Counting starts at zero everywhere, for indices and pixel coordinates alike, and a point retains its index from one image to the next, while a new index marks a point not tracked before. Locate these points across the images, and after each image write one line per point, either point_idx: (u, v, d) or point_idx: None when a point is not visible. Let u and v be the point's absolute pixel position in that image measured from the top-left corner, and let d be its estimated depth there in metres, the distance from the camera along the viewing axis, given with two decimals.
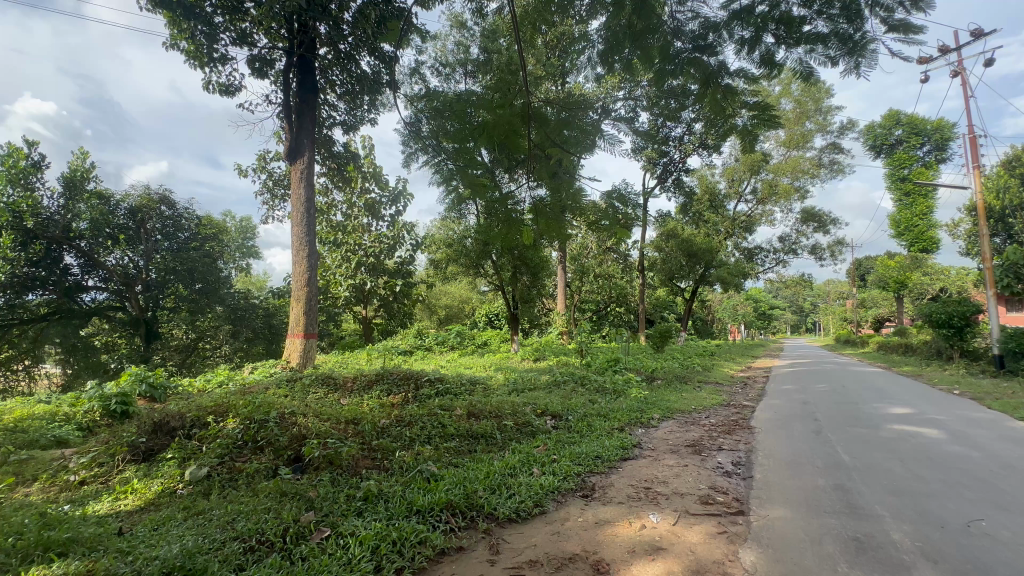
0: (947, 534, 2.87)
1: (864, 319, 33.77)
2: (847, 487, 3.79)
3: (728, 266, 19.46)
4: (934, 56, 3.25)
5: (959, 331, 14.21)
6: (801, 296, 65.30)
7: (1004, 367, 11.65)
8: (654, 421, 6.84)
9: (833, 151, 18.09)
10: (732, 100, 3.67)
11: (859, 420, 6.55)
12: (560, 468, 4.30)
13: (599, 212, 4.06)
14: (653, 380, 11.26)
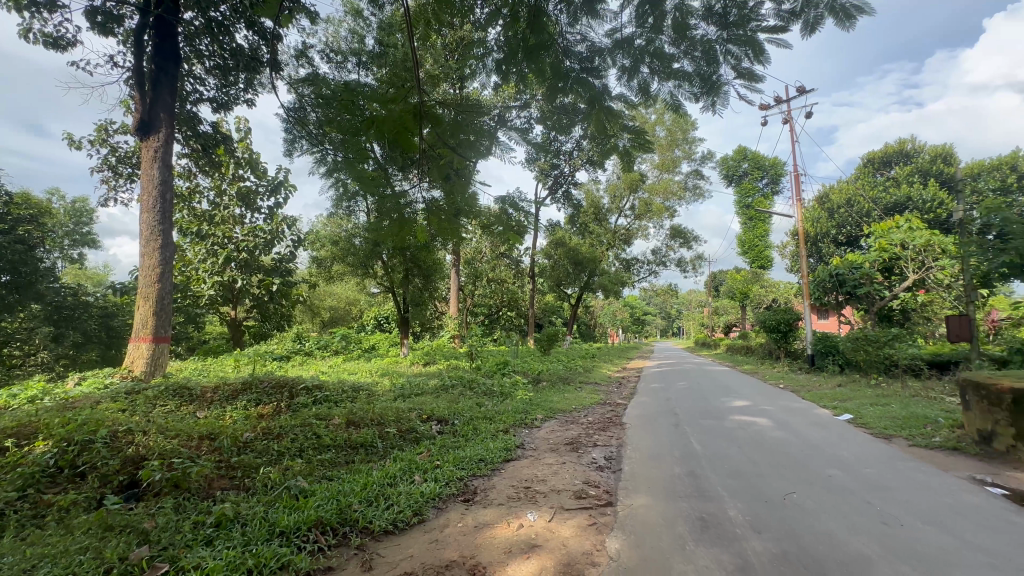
0: (769, 507, 3.39)
1: (717, 325, 38.89)
2: (697, 473, 4.29)
3: (610, 275, 21.07)
4: (770, 102, 3.85)
5: (785, 335, 17.03)
6: (669, 303, 73.15)
7: (815, 364, 14.22)
8: (537, 422, 7.11)
9: (696, 177, 20.61)
10: (614, 122, 3.99)
11: (710, 413, 7.48)
12: (442, 474, 4.23)
13: (494, 217, 4.18)
14: (539, 382, 11.68)
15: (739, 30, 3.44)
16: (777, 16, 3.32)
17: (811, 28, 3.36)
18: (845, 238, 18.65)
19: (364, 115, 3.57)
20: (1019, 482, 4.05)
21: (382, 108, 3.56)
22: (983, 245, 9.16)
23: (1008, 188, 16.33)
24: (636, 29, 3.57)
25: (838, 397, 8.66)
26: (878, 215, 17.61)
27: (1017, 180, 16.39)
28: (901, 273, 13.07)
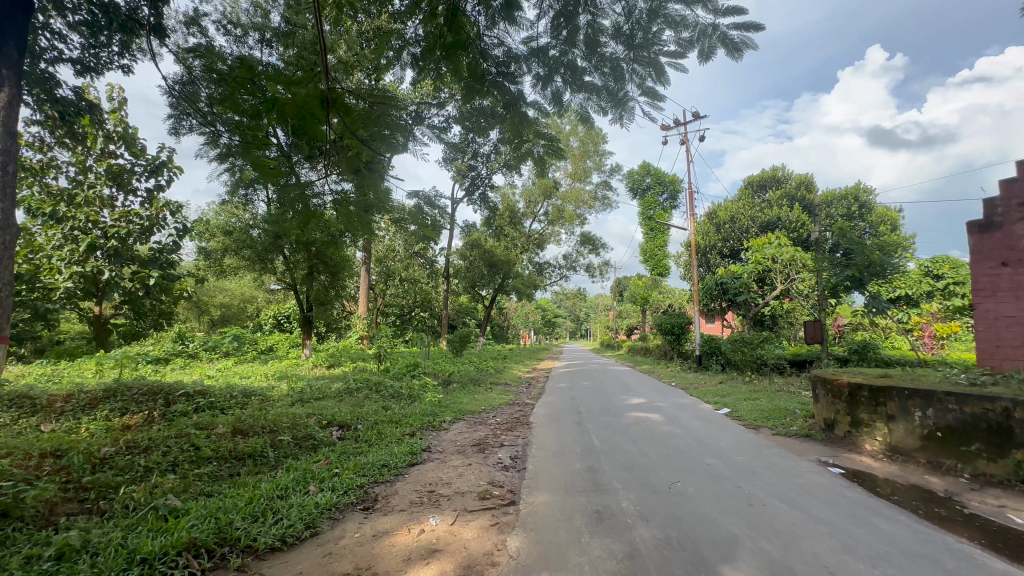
0: (656, 496, 3.67)
1: (621, 328, 41.45)
2: (595, 467, 4.51)
3: (523, 278, 21.53)
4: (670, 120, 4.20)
5: (677, 337, 18.65)
6: (579, 307, 76.47)
7: (702, 363, 15.73)
8: (445, 424, 7.03)
9: (605, 188, 21.83)
10: (530, 128, 4.02)
11: (609, 410, 7.94)
12: (341, 482, 4.01)
13: (407, 214, 4.05)
14: (449, 384, 11.55)
15: (644, 52, 3.70)
16: (676, 43, 3.62)
17: (705, 57, 3.70)
18: (728, 250, 20.91)
19: (262, 95, 3.21)
20: (853, 462, 4.81)
21: (285, 91, 3.24)
22: (833, 262, 10.79)
23: (852, 216, 19.40)
24: (550, 40, 3.67)
25: (719, 393, 9.64)
26: (755, 232, 19.98)
27: (859, 209, 19.51)
28: (771, 283, 14.92)
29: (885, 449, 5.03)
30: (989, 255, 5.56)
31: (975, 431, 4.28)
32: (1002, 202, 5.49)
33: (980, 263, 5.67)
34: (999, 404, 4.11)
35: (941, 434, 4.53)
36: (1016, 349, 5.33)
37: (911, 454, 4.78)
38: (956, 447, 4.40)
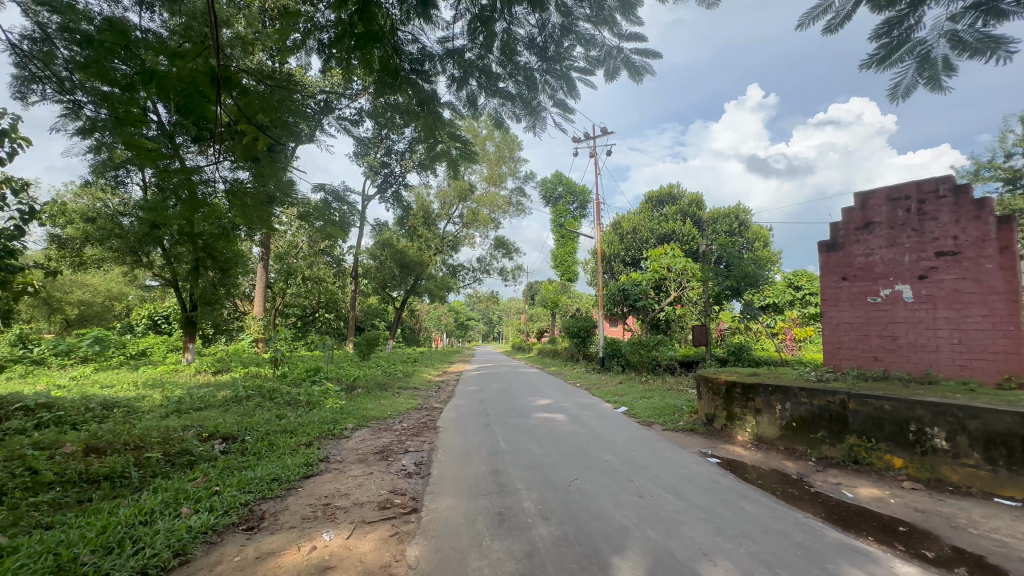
0: (557, 494, 3.79)
1: (532, 331, 42.51)
2: (500, 469, 4.55)
3: (436, 280, 21.15)
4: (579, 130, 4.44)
5: (583, 340, 19.57)
6: (492, 310, 77.19)
7: (604, 364, 16.65)
8: (347, 431, 6.67)
9: (519, 194, 22.28)
10: (442, 128, 4.00)
11: (516, 412, 8.08)
12: (221, 502, 3.62)
13: (312, 209, 3.77)
14: (354, 390, 10.97)
15: (556, 65, 3.84)
16: (585, 60, 3.80)
17: (611, 76, 3.94)
18: (630, 259, 22.46)
19: (140, 65, 2.86)
20: (727, 452, 5.39)
21: (170, 64, 2.85)
22: (716, 272, 12.04)
23: (734, 232, 21.81)
24: (466, 42, 3.65)
25: (618, 393, 10.27)
26: (653, 243, 21.67)
27: (739, 227, 22.00)
28: (666, 291, 16.24)
29: (753, 439, 5.71)
30: (834, 270, 6.56)
31: (821, 421, 5.01)
32: (844, 227, 6.51)
33: (827, 277, 6.67)
34: (838, 397, 4.86)
35: (796, 424, 5.25)
36: (851, 350, 6.35)
37: (772, 443, 5.47)
38: (807, 435, 5.12)
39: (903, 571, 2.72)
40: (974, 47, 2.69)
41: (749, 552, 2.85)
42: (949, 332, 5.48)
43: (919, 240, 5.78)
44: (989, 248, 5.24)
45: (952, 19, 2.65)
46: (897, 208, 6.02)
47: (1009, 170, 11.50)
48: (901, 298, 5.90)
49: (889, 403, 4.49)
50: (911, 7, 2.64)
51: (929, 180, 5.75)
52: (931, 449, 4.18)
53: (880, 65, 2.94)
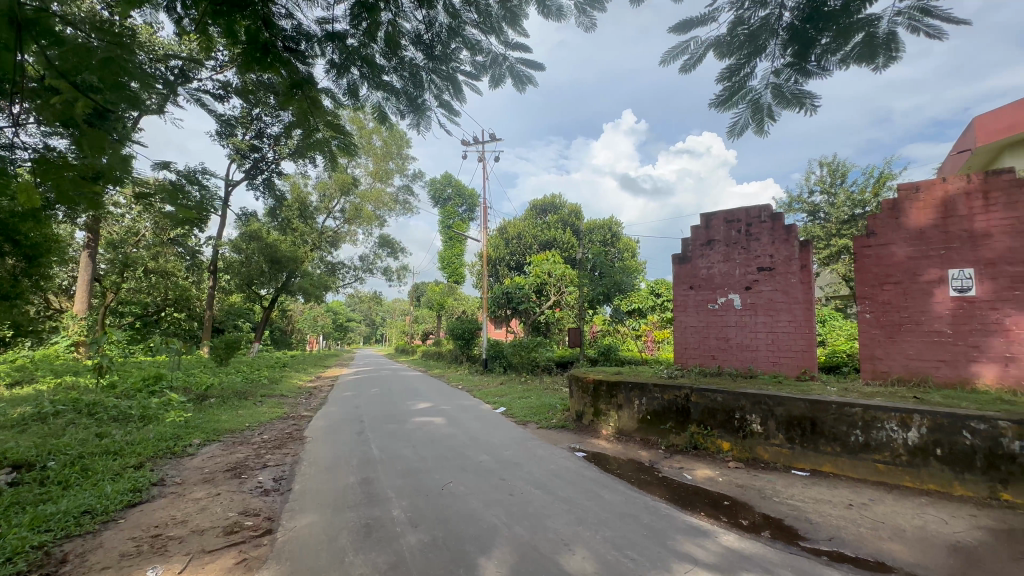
0: (428, 500, 3.73)
1: (416, 333, 41.59)
2: (370, 479, 4.34)
3: (312, 278, 19.51)
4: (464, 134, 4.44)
5: (467, 342, 19.68)
6: (375, 310, 73.97)
7: (487, 366, 16.95)
8: (191, 448, 5.82)
9: (407, 192, 21.73)
10: (319, 114, 3.57)
11: (393, 417, 7.79)
12: (3, 547, 2.89)
13: (155, 189, 3.09)
14: (205, 401, 9.62)
15: (442, 65, 3.80)
16: (471, 64, 3.83)
17: (496, 82, 4.02)
18: (514, 263, 23.19)
19: None
20: (592, 446, 5.82)
21: None
22: (591, 279, 12.99)
23: (607, 242, 23.79)
24: (348, 28, 3.41)
25: (498, 394, 10.51)
26: (536, 249, 22.65)
27: (612, 238, 24.03)
28: (546, 295, 17.07)
29: (614, 432, 6.24)
30: (683, 280, 7.48)
31: (669, 413, 5.67)
32: (691, 242, 7.47)
33: (678, 286, 7.57)
34: (683, 391, 5.54)
35: (649, 416, 5.87)
36: (695, 349, 7.28)
37: (631, 435, 6.04)
38: (658, 426, 5.75)
39: (724, 539, 3.19)
40: (789, 98, 3.29)
41: (604, 537, 3.10)
42: (766, 334, 6.59)
43: (746, 257, 6.86)
44: (794, 266, 6.43)
45: (775, 74, 3.19)
46: (731, 228, 7.07)
47: (810, 204, 14.25)
48: (732, 305, 6.94)
49: (720, 395, 5.24)
50: (747, 57, 3.11)
51: (754, 207, 6.87)
52: (749, 433, 4.98)
53: (724, 104, 3.37)
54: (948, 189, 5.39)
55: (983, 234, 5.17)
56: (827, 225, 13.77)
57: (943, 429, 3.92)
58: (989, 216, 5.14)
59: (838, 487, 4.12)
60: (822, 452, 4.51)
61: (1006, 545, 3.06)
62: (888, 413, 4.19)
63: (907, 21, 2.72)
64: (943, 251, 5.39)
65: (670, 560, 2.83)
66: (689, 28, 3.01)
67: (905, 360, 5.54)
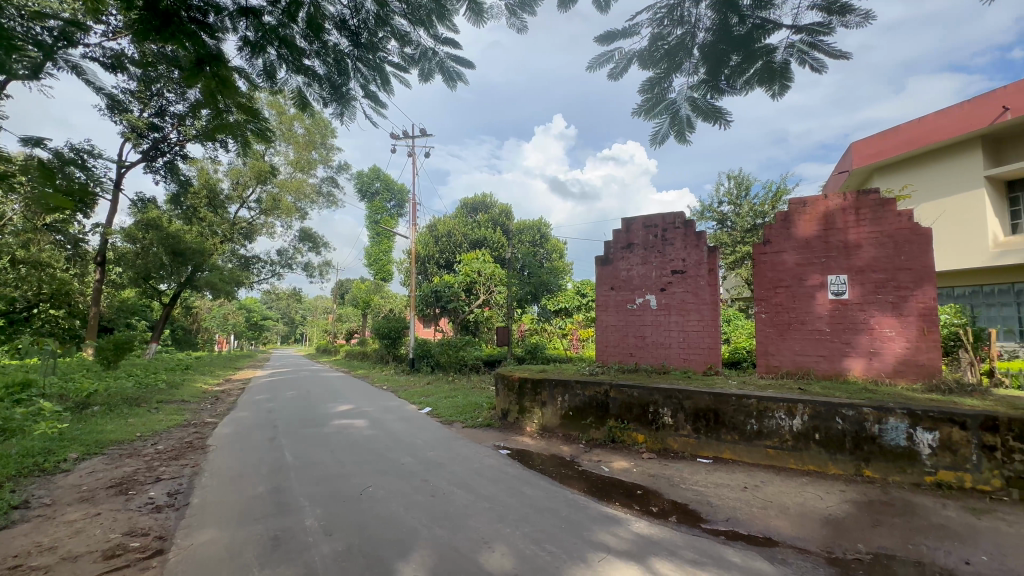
0: (344, 507, 3.57)
1: (340, 332, 39.72)
2: (282, 487, 4.08)
3: (222, 272, 17.91)
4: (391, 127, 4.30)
5: (393, 341, 19.13)
6: (294, 307, 69.66)
7: (414, 365, 16.61)
8: (66, 463, 5.10)
9: (331, 184, 20.77)
10: (229, 95, 3.26)
11: (310, 421, 7.38)
12: None
13: (22, 167, 2.62)
14: (87, 409, 8.48)
15: (368, 54, 3.65)
16: (399, 56, 3.73)
17: (425, 77, 3.93)
18: (444, 262, 22.92)
19: None
20: (517, 443, 5.90)
21: None
22: (519, 278, 13.19)
23: (536, 243, 24.26)
24: (264, 4, 3.17)
25: (424, 393, 10.34)
26: (466, 248, 22.56)
27: (541, 239, 24.54)
28: (476, 294, 17.07)
29: (538, 429, 6.38)
30: (605, 281, 7.82)
31: (590, 408, 5.90)
32: (613, 245, 7.83)
33: (600, 287, 7.89)
34: (603, 387, 5.80)
35: (571, 412, 6.07)
36: (614, 347, 7.63)
37: (553, 430, 6.20)
38: (579, 421, 5.97)
39: (635, 526, 3.38)
40: (704, 113, 3.52)
41: (524, 533, 3.15)
42: (678, 333, 7.07)
43: (662, 260, 7.32)
44: (703, 270, 6.96)
45: (691, 90, 3.42)
46: (649, 233, 7.51)
47: (719, 213, 15.52)
48: (649, 305, 7.37)
49: (636, 390, 5.54)
50: (666, 72, 3.31)
51: (669, 214, 7.34)
52: (660, 425, 5.32)
53: (647, 114, 3.56)
54: (828, 205, 6.12)
55: (855, 245, 5.93)
56: (733, 233, 15.07)
57: (820, 416, 4.45)
58: (860, 229, 5.91)
59: (735, 472, 4.53)
60: (723, 441, 4.93)
61: (866, 514, 3.54)
62: (777, 403, 4.67)
63: (797, 53, 3.06)
64: (825, 258, 6.10)
65: (586, 550, 2.95)
66: (613, 39, 3.16)
67: (793, 355, 6.21)
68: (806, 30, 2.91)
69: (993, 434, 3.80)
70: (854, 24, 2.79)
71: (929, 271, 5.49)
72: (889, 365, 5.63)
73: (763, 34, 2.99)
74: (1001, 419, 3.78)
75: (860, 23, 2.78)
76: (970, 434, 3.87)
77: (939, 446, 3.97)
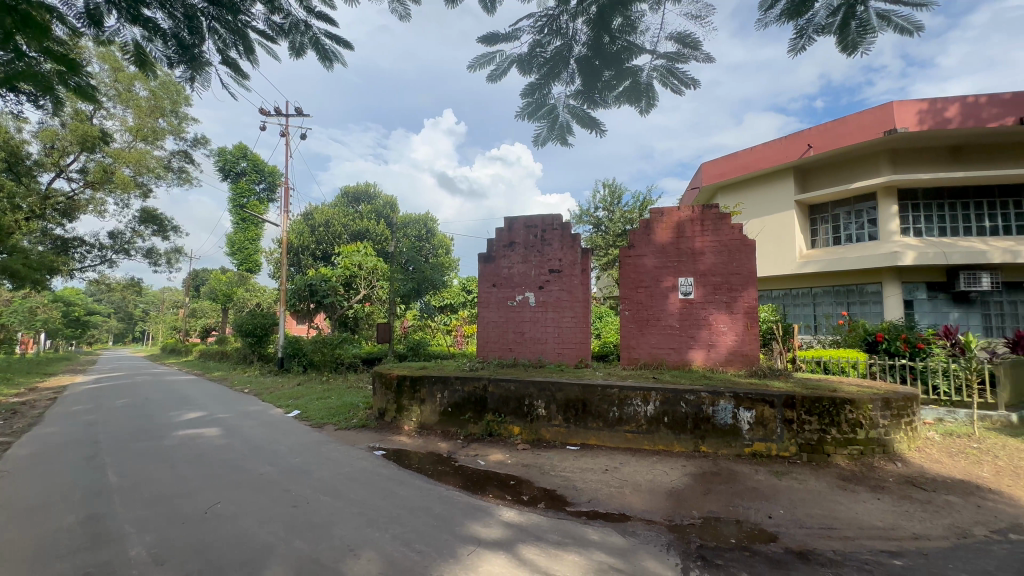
0: (183, 529, 3.12)
1: (193, 328, 34.78)
2: (100, 514, 3.43)
3: (27, 255, 14.45)
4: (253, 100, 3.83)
5: (259, 340, 17.26)
6: (131, 300, 59.15)
7: (283, 366, 15.24)
8: None
9: (183, 159, 18.05)
10: (36, 39, 2.60)
11: (146, 433, 6.32)
12: None
13: None
14: None
15: (228, 15, 3.21)
16: (267, 24, 3.35)
17: (297, 52, 3.58)
18: (321, 254, 21.32)
19: None
20: (393, 443, 5.72)
21: None
22: (402, 273, 12.85)
23: (422, 237, 23.83)
24: None
25: (293, 395, 9.52)
26: (346, 239, 21.27)
27: (427, 234, 24.19)
28: (356, 288, 16.23)
29: (416, 427, 6.26)
30: (487, 278, 7.95)
31: (468, 404, 5.96)
32: (496, 243, 7.99)
33: (482, 284, 8.00)
34: (481, 382, 5.89)
35: (450, 409, 6.06)
36: (495, 343, 7.80)
37: (431, 428, 6.14)
38: (458, 417, 5.99)
39: (505, 515, 3.49)
40: (581, 121, 3.73)
41: (394, 535, 3.06)
42: (553, 329, 7.47)
43: (541, 259, 7.66)
44: (577, 270, 7.44)
45: (569, 98, 3.61)
46: (530, 232, 7.81)
47: (595, 218, 16.76)
48: (527, 302, 7.67)
49: (512, 384, 5.73)
50: (545, 79, 3.45)
51: (548, 215, 7.72)
52: (534, 417, 5.58)
53: (529, 117, 3.66)
54: (680, 216, 6.97)
55: (700, 251, 6.84)
56: (606, 237, 16.37)
57: (669, 401, 5.04)
58: (704, 238, 6.83)
59: (598, 456, 4.94)
60: (589, 428, 5.33)
61: (699, 484, 4.11)
62: (635, 392, 5.18)
63: (659, 76, 3.40)
64: (677, 262, 6.92)
65: (456, 545, 2.96)
66: (495, 42, 3.19)
67: (650, 348, 6.94)
68: (665, 57, 3.25)
69: (792, 409, 4.67)
70: (702, 59, 3.17)
71: (752, 276, 6.56)
72: (723, 355, 6.60)
73: (630, 56, 3.27)
74: (797, 398, 4.67)
75: (706, 60, 3.18)
76: (776, 411, 4.71)
77: (755, 423, 4.76)
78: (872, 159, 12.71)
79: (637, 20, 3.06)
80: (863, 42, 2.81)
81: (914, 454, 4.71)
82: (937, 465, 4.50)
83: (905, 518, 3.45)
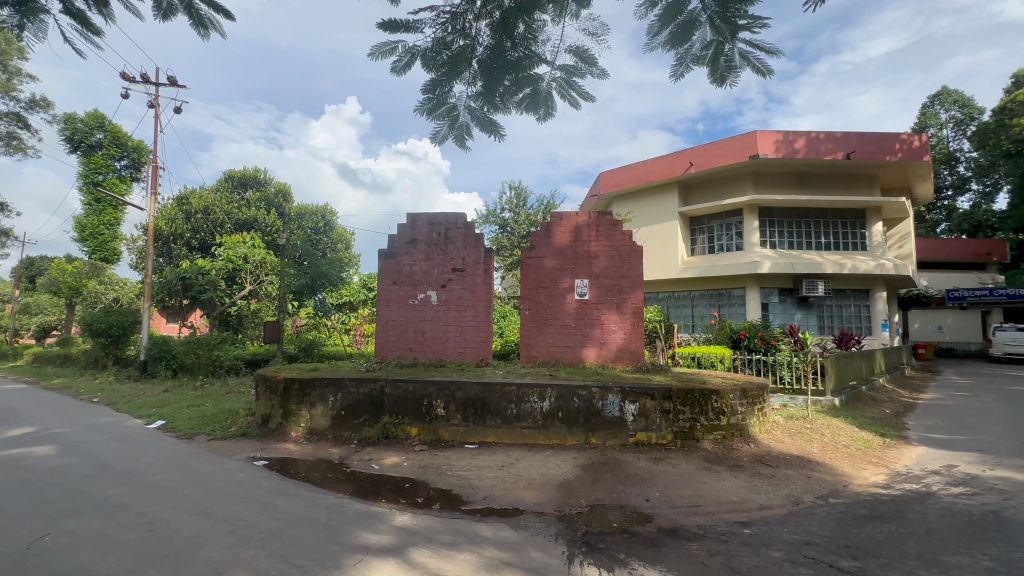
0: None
1: (24, 328, 28.92)
2: None
3: None
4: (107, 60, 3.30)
5: (115, 340, 14.85)
6: None
7: (145, 370, 13.28)
8: None
9: (14, 122, 14.91)
10: None
11: None
12: None
13: None
14: None
15: None
16: None
17: (164, 13, 3.15)
18: (197, 243, 19.02)
19: None
20: (277, 451, 5.27)
21: None
22: (295, 269, 11.91)
23: (319, 229, 22.31)
24: None
25: (157, 404, 8.34)
26: (229, 228, 19.25)
27: (326, 227, 22.73)
28: (240, 283, 14.75)
29: (306, 433, 5.84)
30: (388, 275, 7.68)
31: (363, 406, 5.70)
32: (398, 240, 7.75)
33: (382, 281, 7.71)
34: (378, 383, 5.67)
35: (342, 412, 5.75)
36: (394, 342, 7.56)
37: (323, 433, 5.78)
38: (352, 421, 5.70)
39: (398, 520, 3.40)
40: (482, 124, 3.75)
41: (271, 551, 2.83)
42: (454, 329, 7.44)
43: (444, 258, 7.58)
44: (479, 269, 7.48)
45: (470, 99, 3.61)
46: (433, 230, 7.70)
47: (501, 219, 17.03)
48: (429, 301, 7.55)
49: (411, 384, 5.59)
50: (446, 76, 3.41)
51: (452, 215, 7.66)
52: (433, 417, 5.51)
53: (428, 113, 3.59)
54: (578, 220, 7.33)
55: (595, 255, 7.27)
56: (511, 238, 16.71)
57: (563, 397, 5.28)
58: (598, 242, 7.27)
59: (495, 453, 5.02)
60: (487, 426, 5.39)
61: (588, 475, 4.36)
62: (532, 389, 5.35)
63: (558, 87, 3.55)
64: (574, 264, 7.28)
65: (342, 556, 2.81)
66: (395, 31, 3.09)
67: (548, 347, 7.22)
68: (563, 69, 3.40)
69: (669, 401, 5.15)
70: (597, 74, 3.38)
71: (639, 279, 7.13)
72: (612, 353, 7.09)
73: (530, 65, 3.36)
74: (674, 391, 5.16)
75: (600, 76, 3.39)
76: (656, 403, 5.16)
77: (638, 414, 5.17)
78: (739, 179, 14.62)
79: (538, 30, 3.17)
80: (729, 75, 3.18)
81: (764, 436, 5.46)
82: (781, 444, 5.27)
83: (753, 491, 3.98)
